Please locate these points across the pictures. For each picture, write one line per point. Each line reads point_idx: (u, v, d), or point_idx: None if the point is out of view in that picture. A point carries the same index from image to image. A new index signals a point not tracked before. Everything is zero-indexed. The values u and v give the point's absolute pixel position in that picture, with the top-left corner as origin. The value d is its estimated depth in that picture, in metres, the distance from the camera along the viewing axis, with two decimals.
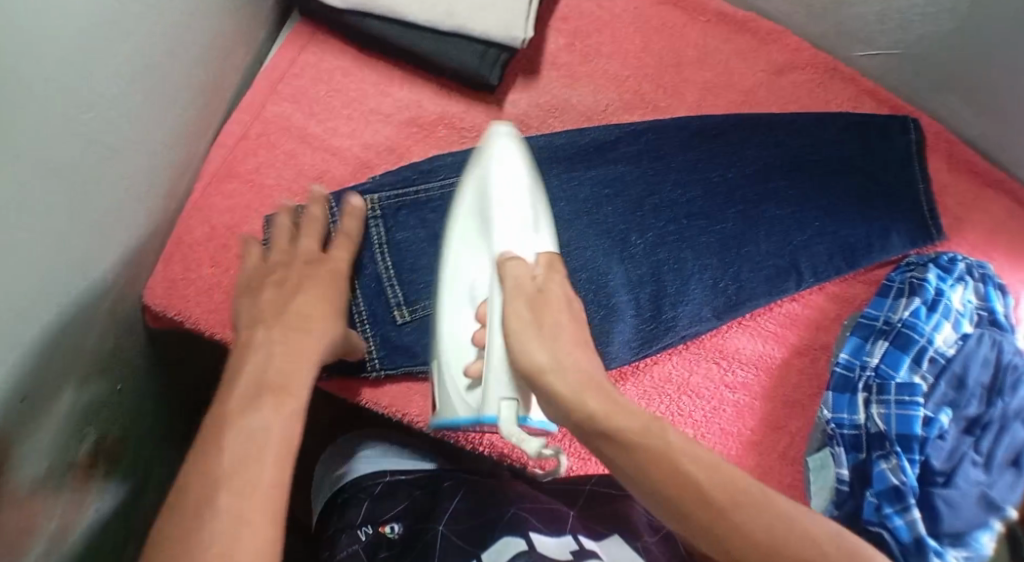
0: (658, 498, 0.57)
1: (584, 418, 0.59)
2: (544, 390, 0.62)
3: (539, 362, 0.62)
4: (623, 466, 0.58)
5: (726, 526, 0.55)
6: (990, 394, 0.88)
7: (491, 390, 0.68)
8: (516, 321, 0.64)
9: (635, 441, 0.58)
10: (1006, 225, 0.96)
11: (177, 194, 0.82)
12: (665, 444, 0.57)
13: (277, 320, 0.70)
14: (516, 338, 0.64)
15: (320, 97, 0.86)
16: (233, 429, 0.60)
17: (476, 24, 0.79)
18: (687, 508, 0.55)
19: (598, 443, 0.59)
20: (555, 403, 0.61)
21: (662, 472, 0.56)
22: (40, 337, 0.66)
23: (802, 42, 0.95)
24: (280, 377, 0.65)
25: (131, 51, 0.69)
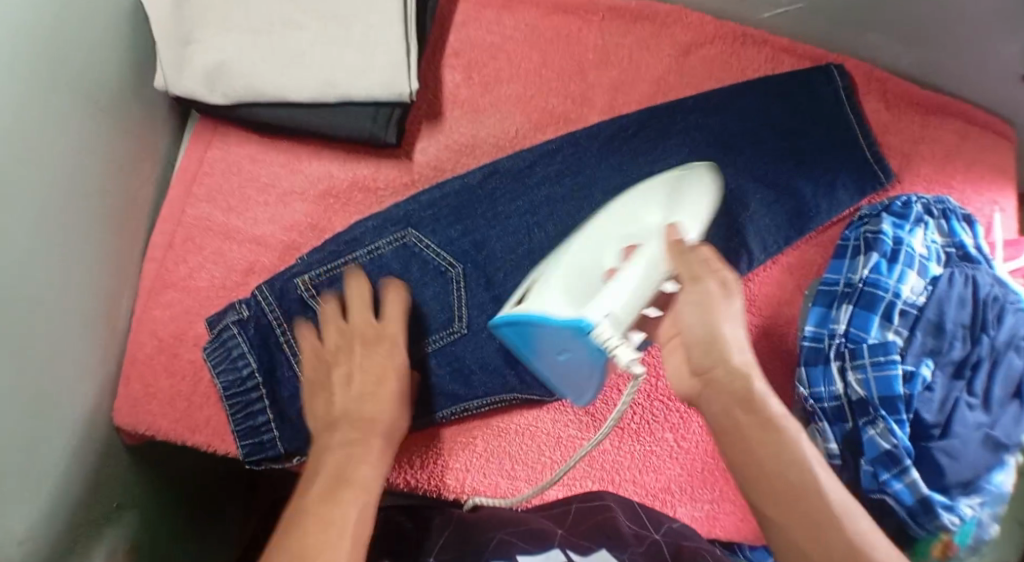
0: (785, 483, 0.59)
1: (738, 390, 0.63)
2: (708, 344, 0.64)
3: (717, 334, 0.64)
4: (759, 448, 0.61)
5: (829, 524, 0.57)
6: (974, 330, 0.85)
7: (613, 298, 0.68)
8: (706, 272, 0.66)
9: (773, 431, 0.61)
10: (960, 150, 0.92)
11: (119, 315, 0.84)
12: (790, 439, 0.61)
13: (346, 418, 0.71)
14: (690, 292, 0.65)
15: (235, 189, 0.87)
16: (316, 521, 0.62)
17: (359, 89, 0.79)
18: (805, 502, 0.58)
19: (737, 417, 0.62)
20: (709, 353, 0.64)
21: (781, 458, 0.60)
22: (12, 498, 0.70)
23: (704, 17, 0.91)
24: (358, 472, 0.67)
25: (25, 208, 0.70)
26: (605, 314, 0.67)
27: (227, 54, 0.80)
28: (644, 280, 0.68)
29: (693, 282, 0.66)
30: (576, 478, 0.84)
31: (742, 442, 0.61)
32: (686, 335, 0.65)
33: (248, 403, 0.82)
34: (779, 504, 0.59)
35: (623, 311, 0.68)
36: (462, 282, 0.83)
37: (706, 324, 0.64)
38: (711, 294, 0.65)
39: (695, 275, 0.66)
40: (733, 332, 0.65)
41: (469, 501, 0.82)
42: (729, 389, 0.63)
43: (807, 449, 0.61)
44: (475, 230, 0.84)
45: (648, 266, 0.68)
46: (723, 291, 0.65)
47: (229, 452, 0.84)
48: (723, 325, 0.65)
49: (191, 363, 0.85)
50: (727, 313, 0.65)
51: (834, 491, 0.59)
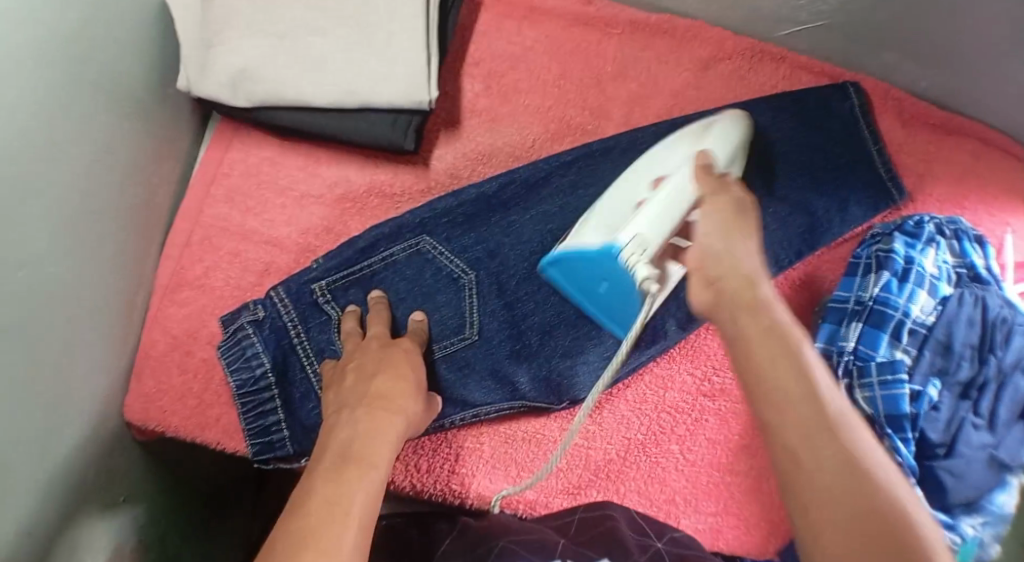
0: (785, 387, 0.56)
1: (745, 297, 0.61)
2: (725, 256, 0.64)
3: (740, 245, 0.65)
4: (764, 350, 0.58)
5: (824, 431, 0.54)
6: (982, 352, 0.85)
7: (643, 223, 0.71)
8: (728, 190, 0.70)
9: (776, 336, 0.58)
10: (975, 171, 0.92)
11: (135, 312, 0.85)
12: (790, 353, 0.57)
13: (360, 402, 0.72)
14: (714, 207, 0.69)
15: (253, 191, 0.89)
16: (321, 495, 0.61)
17: (380, 96, 0.80)
18: (802, 404, 0.55)
19: (740, 321, 0.60)
20: (721, 262, 0.64)
21: (778, 370, 0.56)
22: (25, 489, 0.71)
23: (723, 32, 0.91)
24: (365, 452, 0.67)
25: (46, 205, 0.70)
26: (634, 238, 0.71)
27: (250, 57, 0.81)
28: (668, 207, 0.72)
29: (716, 199, 0.69)
30: (581, 486, 0.85)
31: (748, 344, 0.59)
32: (705, 251, 0.65)
33: (260, 405, 0.83)
34: (777, 410, 0.55)
35: (653, 235, 0.71)
36: (474, 289, 0.85)
37: (727, 239, 0.66)
38: (727, 210, 0.68)
39: (716, 190, 0.70)
40: (751, 250, 0.65)
41: (474, 506, 0.83)
42: (741, 294, 0.61)
43: (815, 364, 0.57)
44: (488, 238, 0.85)
45: (673, 193, 0.72)
46: (738, 212, 0.68)
47: (237, 449, 0.84)
48: (737, 242, 0.65)
49: (204, 361, 0.86)
50: (740, 239, 0.65)
51: (837, 404, 0.55)
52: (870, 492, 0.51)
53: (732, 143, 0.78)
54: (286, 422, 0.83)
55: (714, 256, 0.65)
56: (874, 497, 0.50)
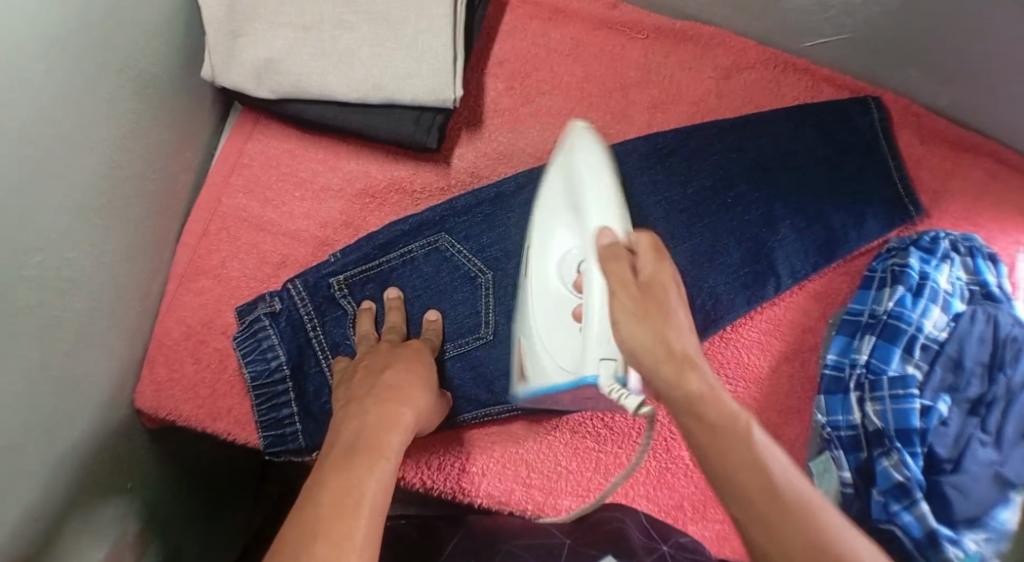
0: (740, 484, 0.55)
1: (676, 374, 0.59)
2: (661, 356, 0.60)
3: (664, 342, 0.60)
4: (710, 449, 0.57)
5: (785, 518, 0.53)
6: (992, 369, 0.85)
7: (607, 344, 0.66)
8: (619, 259, 0.64)
9: (723, 427, 0.57)
10: (991, 189, 0.92)
11: (150, 299, 0.85)
12: (737, 443, 0.56)
13: (368, 394, 0.71)
14: (611, 268, 0.64)
15: (272, 183, 0.89)
16: (329, 488, 0.61)
17: (404, 92, 0.81)
18: (762, 498, 0.54)
19: (686, 422, 0.59)
20: (649, 367, 0.61)
21: (727, 466, 0.56)
22: (34, 474, 0.71)
23: (746, 42, 0.92)
24: (374, 441, 0.66)
25: (67, 190, 0.70)
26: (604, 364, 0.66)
27: (277, 50, 0.81)
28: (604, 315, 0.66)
29: (614, 255, 0.65)
30: (590, 489, 0.85)
31: (699, 441, 0.58)
32: (620, 331, 0.63)
33: (274, 397, 0.83)
34: (736, 502, 0.55)
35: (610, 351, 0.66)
36: (491, 289, 0.85)
37: (648, 339, 0.61)
38: (633, 289, 0.63)
39: (610, 255, 0.65)
40: (676, 300, 0.62)
41: (483, 505, 0.83)
42: (679, 394, 0.59)
43: (757, 438, 0.56)
44: (506, 238, 0.85)
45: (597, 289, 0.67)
46: (625, 269, 0.64)
47: (248, 441, 0.84)
48: (649, 299, 0.62)
49: (218, 351, 0.86)
50: (655, 287, 0.62)
51: (795, 482, 0.55)
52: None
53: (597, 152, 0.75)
54: (299, 415, 0.83)
55: (649, 361, 0.61)
56: None
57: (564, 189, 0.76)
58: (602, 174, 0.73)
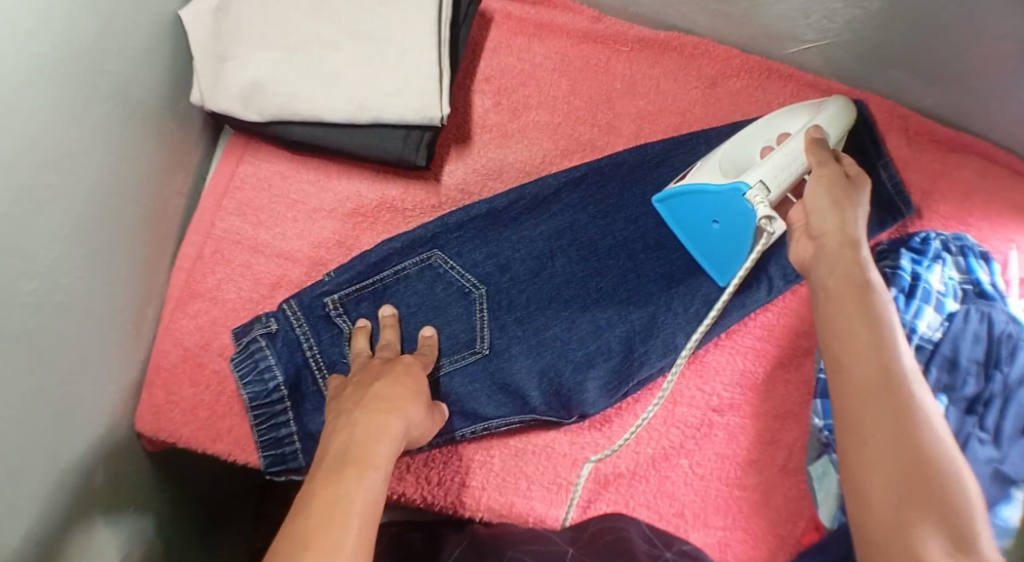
0: (858, 343, 0.63)
1: (853, 284, 0.66)
2: (828, 209, 0.71)
3: (843, 208, 0.71)
4: (860, 344, 0.62)
5: (886, 382, 0.60)
6: (988, 367, 0.85)
7: (759, 172, 0.78)
8: (835, 177, 0.73)
9: (861, 289, 0.66)
10: (982, 189, 0.92)
11: (146, 323, 0.86)
12: (870, 320, 0.63)
13: (357, 406, 0.73)
14: (816, 182, 0.73)
15: (264, 205, 0.90)
16: (319, 497, 0.62)
17: (392, 111, 0.81)
18: (875, 359, 0.62)
19: (822, 272, 0.69)
20: (818, 221, 0.71)
21: (848, 328, 0.64)
22: (36, 499, 0.71)
23: (731, 51, 0.92)
24: (365, 451, 0.67)
25: (58, 219, 0.71)
26: (756, 182, 0.77)
27: (264, 74, 0.83)
28: (789, 167, 0.77)
29: (826, 168, 0.74)
30: (589, 500, 0.85)
31: (857, 334, 0.63)
32: (818, 234, 0.71)
33: (272, 417, 0.83)
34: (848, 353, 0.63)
35: (777, 183, 0.77)
36: (485, 303, 0.85)
37: (824, 206, 0.71)
38: (838, 169, 0.74)
39: (820, 167, 0.74)
40: (860, 222, 0.71)
41: (484, 519, 0.84)
42: (837, 247, 0.69)
43: (911, 364, 0.62)
44: (499, 253, 0.86)
45: (794, 151, 0.77)
46: (837, 180, 0.73)
47: (248, 461, 0.85)
48: (855, 227, 0.70)
49: (215, 373, 0.86)
50: (857, 222, 0.71)
51: (929, 406, 0.60)
52: (940, 476, 0.56)
53: (843, 124, 0.81)
54: (298, 434, 0.83)
55: (817, 221, 0.71)
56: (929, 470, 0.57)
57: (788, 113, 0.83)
58: (833, 131, 0.80)
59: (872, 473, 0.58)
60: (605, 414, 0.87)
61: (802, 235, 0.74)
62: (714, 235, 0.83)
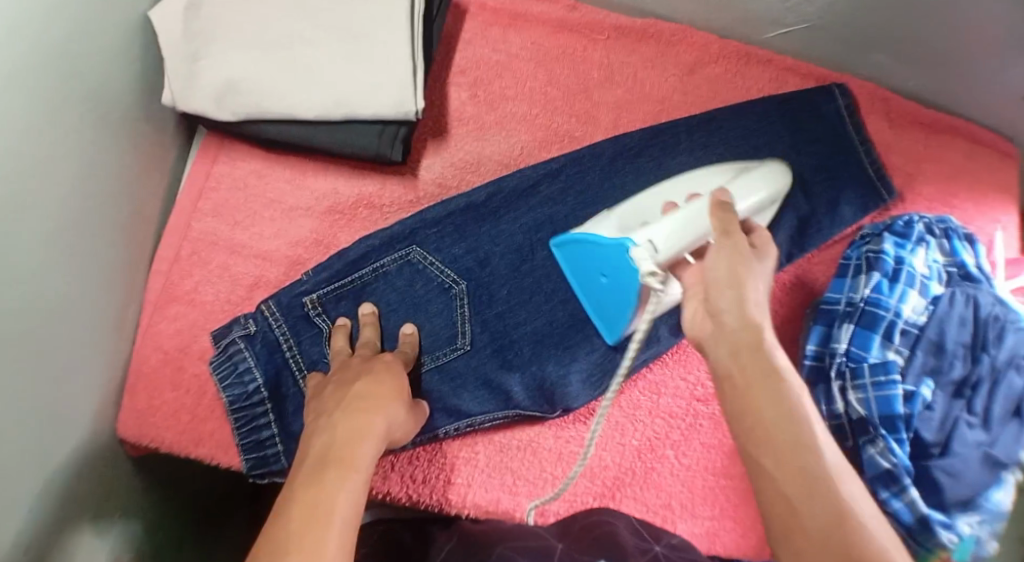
0: (754, 418, 0.60)
1: (759, 374, 0.62)
2: (726, 281, 0.68)
3: (739, 281, 0.68)
4: (772, 442, 0.58)
5: (779, 447, 0.58)
6: (975, 349, 0.85)
7: (652, 230, 0.75)
8: (734, 246, 0.69)
9: (764, 367, 0.63)
10: (964, 170, 0.92)
11: (125, 329, 0.85)
12: (755, 388, 0.62)
13: (337, 407, 0.72)
14: (716, 255, 0.70)
15: (241, 205, 0.89)
16: (301, 498, 0.61)
17: (367, 107, 0.80)
18: (772, 427, 0.59)
19: (729, 368, 0.64)
20: (721, 299, 0.68)
21: (737, 404, 0.62)
22: (20, 511, 0.71)
23: (708, 37, 0.91)
24: (345, 452, 0.67)
25: (34, 226, 0.70)
26: (643, 240, 0.75)
27: (239, 71, 0.82)
28: (683, 232, 0.74)
29: (729, 238, 0.70)
30: (576, 493, 0.85)
31: (766, 430, 0.59)
32: (717, 311, 0.68)
33: (254, 419, 0.83)
34: (743, 429, 0.61)
35: (668, 245, 0.74)
36: (466, 299, 0.84)
37: (730, 274, 0.68)
38: (739, 238, 0.70)
39: (720, 238, 0.70)
40: (757, 297, 0.67)
41: (470, 516, 0.83)
42: (738, 336, 0.66)
43: (831, 453, 0.58)
44: (478, 247, 0.85)
45: (693, 215, 0.74)
46: (735, 251, 0.69)
47: (231, 464, 0.84)
48: (754, 302, 0.67)
49: (195, 377, 0.85)
50: (755, 300, 0.67)
51: (833, 459, 0.57)
52: (844, 528, 0.53)
53: (767, 188, 0.81)
54: (280, 436, 0.83)
55: (727, 304, 0.67)
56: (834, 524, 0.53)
57: (712, 172, 0.83)
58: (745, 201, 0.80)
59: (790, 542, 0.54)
60: (590, 406, 0.86)
61: (699, 303, 0.71)
62: (608, 290, 0.80)
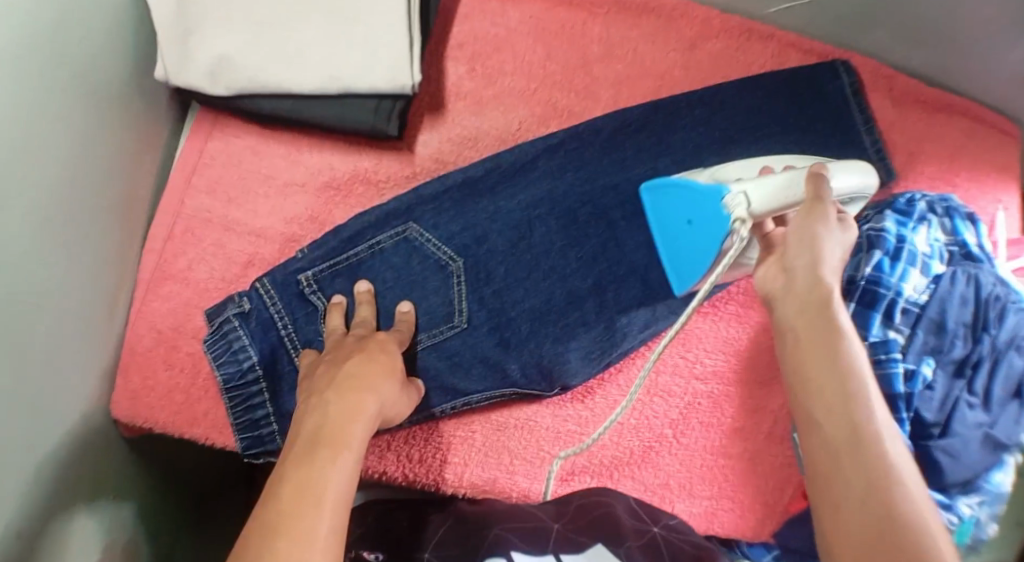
0: (812, 378, 0.59)
1: (817, 325, 0.61)
2: (801, 242, 0.66)
3: (813, 248, 0.65)
4: (826, 391, 0.58)
5: (837, 411, 0.57)
6: (976, 330, 0.84)
7: (749, 185, 0.73)
8: (818, 213, 0.67)
9: (822, 325, 0.61)
10: (967, 148, 0.91)
11: (118, 307, 0.84)
12: (820, 352, 0.59)
13: (329, 386, 0.71)
14: (801, 215, 0.67)
15: (235, 181, 0.88)
16: (291, 480, 0.60)
17: (361, 81, 0.79)
18: (828, 390, 0.57)
19: (793, 320, 0.63)
20: (789, 256, 0.66)
21: (800, 365, 0.60)
22: (16, 491, 0.70)
23: (709, 11, 0.90)
24: (335, 432, 0.65)
25: (27, 204, 0.69)
26: (739, 191, 0.72)
27: (227, 47, 0.80)
28: (783, 189, 0.71)
29: (812, 208, 0.67)
30: (574, 473, 0.84)
31: (826, 385, 0.58)
32: (792, 270, 0.65)
33: (249, 398, 0.82)
34: (800, 384, 0.60)
35: (763, 199, 0.72)
36: (462, 277, 0.83)
37: (799, 241, 0.66)
38: (820, 206, 0.67)
39: (810, 203, 0.67)
40: (832, 261, 0.64)
41: (466, 495, 0.83)
42: (804, 290, 0.63)
43: (882, 412, 0.56)
44: (475, 224, 0.84)
45: (794, 179, 0.72)
46: (815, 216, 0.66)
47: (227, 444, 0.84)
48: (828, 262, 0.64)
49: (190, 356, 0.84)
50: (832, 263, 0.64)
51: (888, 437, 0.55)
52: (890, 507, 0.51)
53: (860, 175, 0.78)
54: (276, 415, 0.82)
55: (791, 263, 0.66)
56: (883, 503, 0.51)
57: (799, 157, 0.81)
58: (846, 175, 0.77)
59: (830, 506, 0.54)
60: (587, 386, 0.86)
61: (773, 260, 0.69)
62: (688, 239, 0.78)
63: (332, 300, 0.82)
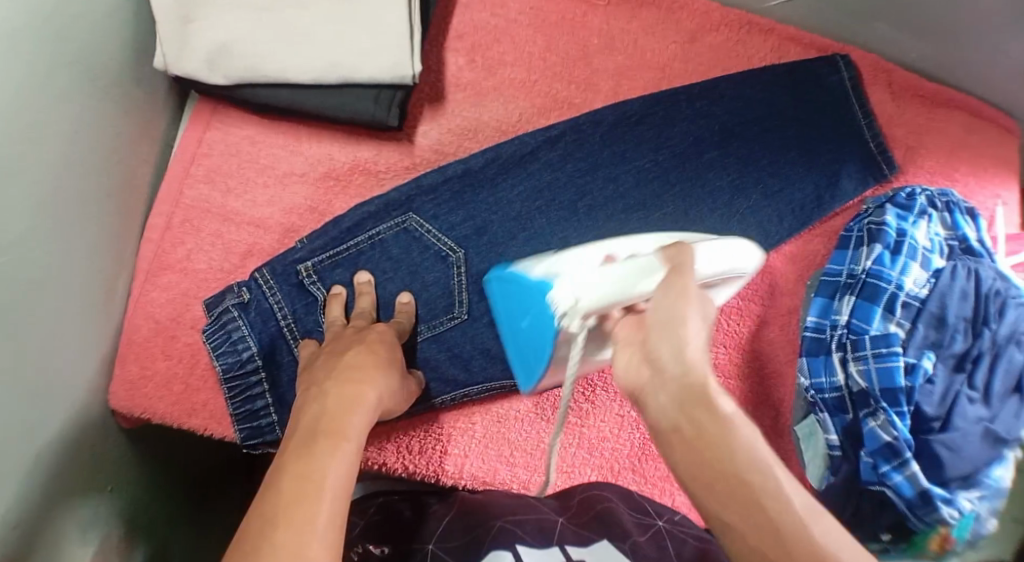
0: (699, 480, 0.54)
1: (704, 422, 0.55)
2: (663, 328, 0.60)
3: (679, 330, 0.59)
4: (727, 493, 0.52)
5: (743, 505, 0.52)
6: (976, 324, 0.84)
7: (574, 282, 0.67)
8: (681, 288, 0.60)
9: (711, 419, 0.54)
10: (966, 142, 0.91)
11: (116, 297, 0.84)
12: (697, 446, 0.54)
13: (329, 377, 0.71)
14: (662, 293, 0.61)
15: (234, 170, 0.88)
16: (289, 470, 0.60)
17: (361, 71, 0.79)
18: (731, 487, 0.52)
19: (682, 425, 0.56)
20: (646, 348, 0.61)
21: (699, 472, 0.54)
22: (14, 480, 0.69)
23: (709, 4, 0.90)
24: (334, 423, 0.65)
25: (25, 192, 0.68)
26: (565, 290, 0.67)
27: (226, 35, 0.80)
28: (621, 281, 0.65)
29: (667, 293, 0.60)
30: (574, 466, 0.84)
31: (723, 485, 0.53)
32: (657, 364, 0.59)
33: (248, 389, 0.82)
34: (710, 492, 0.53)
35: (594, 294, 0.65)
36: (462, 267, 0.83)
37: (660, 328, 0.60)
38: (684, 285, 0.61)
39: (671, 276, 0.62)
40: (699, 340, 0.59)
41: (466, 486, 0.84)
42: (679, 385, 0.57)
43: (790, 494, 0.51)
44: (476, 214, 0.84)
45: (632, 271, 0.65)
46: (679, 289, 0.60)
47: (225, 435, 0.84)
48: (693, 343, 0.58)
49: (188, 346, 0.84)
50: (697, 339, 0.59)
51: (800, 513, 0.50)
52: None
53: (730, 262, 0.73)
54: (275, 405, 0.82)
55: (650, 358, 0.60)
56: None
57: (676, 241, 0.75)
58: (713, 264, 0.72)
59: None
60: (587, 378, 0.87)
61: (633, 348, 0.62)
62: (530, 331, 0.73)
63: (332, 289, 0.82)
